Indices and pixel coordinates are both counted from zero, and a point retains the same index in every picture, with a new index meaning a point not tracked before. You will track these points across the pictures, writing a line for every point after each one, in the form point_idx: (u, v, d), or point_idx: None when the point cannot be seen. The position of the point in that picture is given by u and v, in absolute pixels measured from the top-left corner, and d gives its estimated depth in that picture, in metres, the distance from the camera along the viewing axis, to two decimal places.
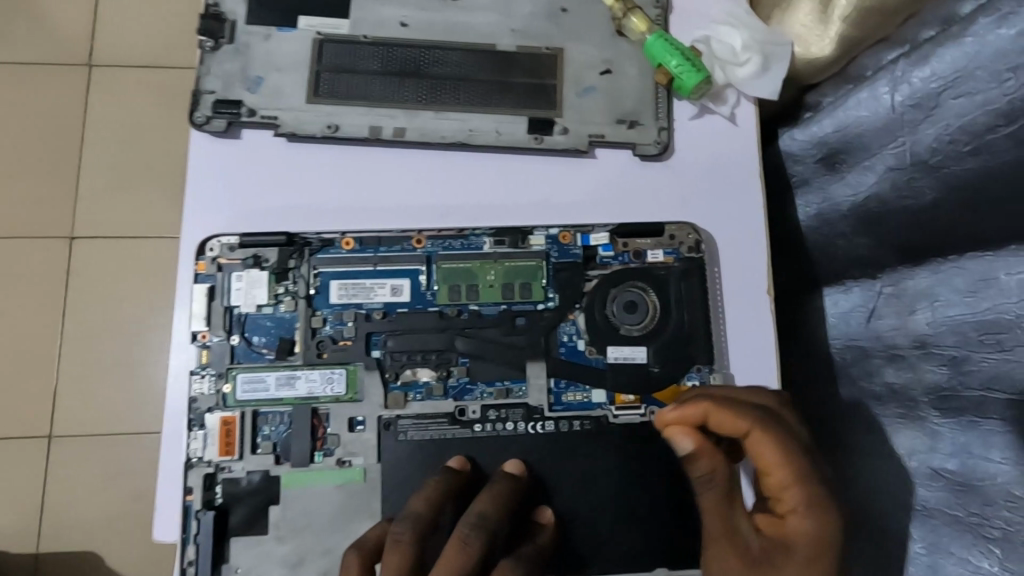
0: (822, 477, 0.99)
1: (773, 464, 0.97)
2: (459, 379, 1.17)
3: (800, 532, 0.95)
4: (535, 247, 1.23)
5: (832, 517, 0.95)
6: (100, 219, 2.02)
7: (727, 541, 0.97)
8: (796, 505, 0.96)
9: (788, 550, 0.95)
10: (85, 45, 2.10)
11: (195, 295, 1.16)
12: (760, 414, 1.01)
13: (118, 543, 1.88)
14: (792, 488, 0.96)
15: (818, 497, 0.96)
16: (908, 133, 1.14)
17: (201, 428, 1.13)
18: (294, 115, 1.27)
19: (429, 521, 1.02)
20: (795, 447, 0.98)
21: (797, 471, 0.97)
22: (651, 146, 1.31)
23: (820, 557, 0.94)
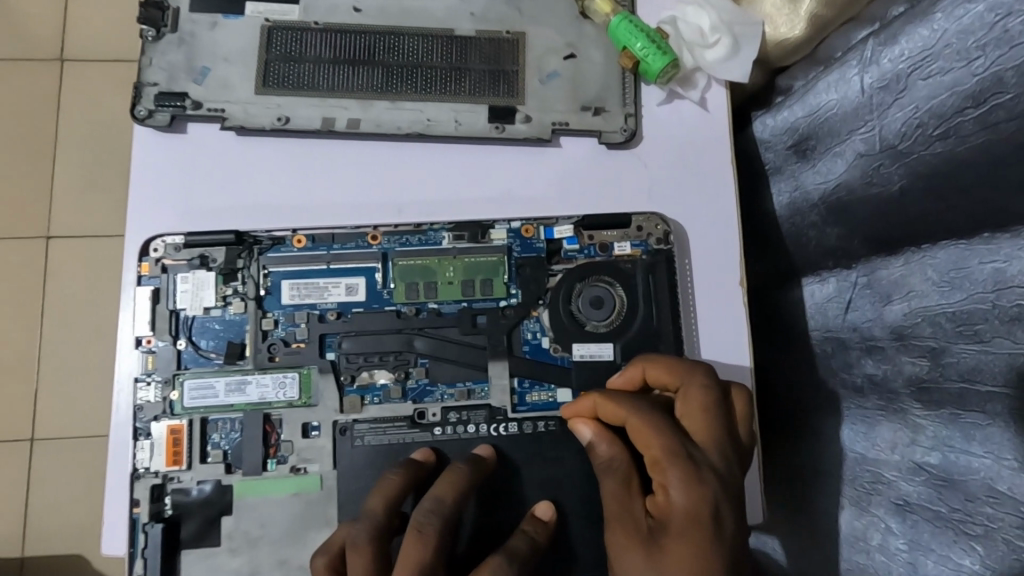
0: (697, 456, 0.96)
1: (645, 444, 0.98)
2: (418, 381, 1.13)
3: (672, 507, 0.93)
4: (496, 242, 1.18)
5: (706, 495, 0.92)
6: (62, 219, 1.96)
7: (618, 523, 0.98)
8: (666, 480, 0.94)
9: (665, 527, 0.93)
10: (42, 39, 2.02)
11: (138, 299, 1.11)
12: (638, 401, 1.03)
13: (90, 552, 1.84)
14: (663, 465, 0.94)
15: (689, 474, 0.93)
16: (876, 116, 1.08)
17: (148, 437, 1.08)
18: (242, 107, 1.21)
19: (385, 522, 0.99)
20: (666, 426, 0.98)
21: (664, 448, 0.96)
22: (617, 133, 1.26)
23: (693, 532, 0.90)
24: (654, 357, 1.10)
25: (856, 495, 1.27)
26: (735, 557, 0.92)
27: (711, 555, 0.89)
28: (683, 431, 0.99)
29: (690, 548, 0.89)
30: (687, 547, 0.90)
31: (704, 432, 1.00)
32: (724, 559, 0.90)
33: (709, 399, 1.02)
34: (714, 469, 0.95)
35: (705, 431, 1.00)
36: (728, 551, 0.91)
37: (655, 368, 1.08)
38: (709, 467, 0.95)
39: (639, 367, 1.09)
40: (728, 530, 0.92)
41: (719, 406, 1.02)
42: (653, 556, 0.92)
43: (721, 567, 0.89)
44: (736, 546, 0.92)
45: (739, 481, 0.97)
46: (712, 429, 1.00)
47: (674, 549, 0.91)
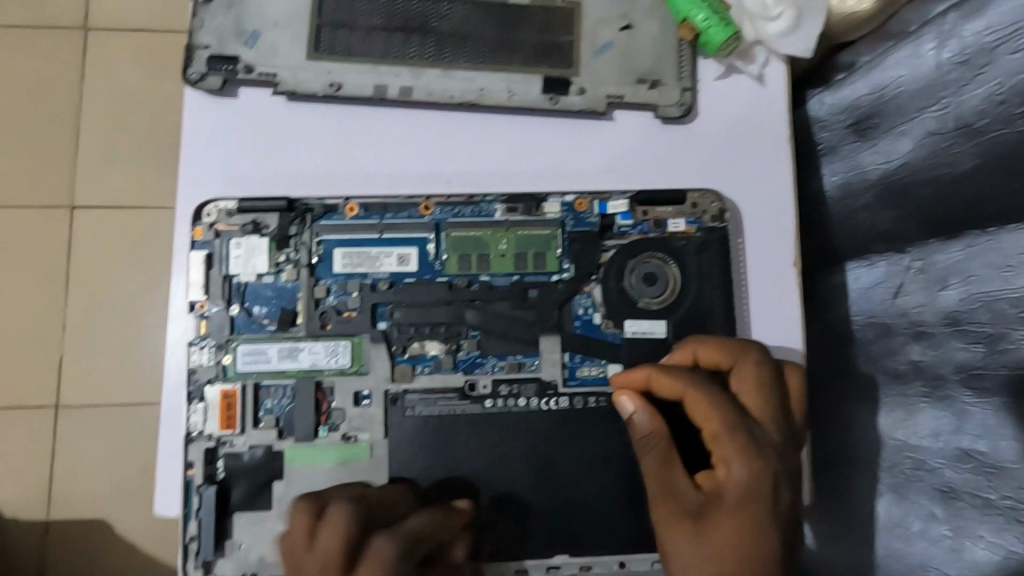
0: (756, 432, 0.96)
1: (705, 418, 0.98)
2: (469, 353, 1.12)
3: (730, 481, 0.93)
4: (549, 215, 1.16)
5: (765, 470, 0.93)
6: (97, 187, 1.95)
7: (664, 498, 0.97)
8: (726, 454, 0.94)
9: (720, 500, 0.93)
10: (81, 7, 2.01)
11: (192, 263, 1.10)
12: (698, 375, 1.02)
13: (124, 520, 1.87)
14: (724, 439, 0.95)
15: (751, 448, 0.93)
16: (952, 93, 1.06)
17: (202, 401, 1.08)
18: (293, 72, 1.19)
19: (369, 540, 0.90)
20: (727, 402, 0.98)
21: (726, 422, 0.96)
22: (673, 108, 1.23)
23: (749, 506, 0.91)
24: (706, 337, 1.09)
25: (896, 481, 1.27)
26: (788, 535, 0.93)
27: (766, 529, 0.91)
28: (743, 408, 0.99)
29: (747, 521, 0.91)
30: (743, 521, 0.91)
31: (760, 409, 1.00)
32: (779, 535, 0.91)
33: (768, 380, 1.02)
34: (773, 447, 0.96)
35: (763, 409, 1.00)
36: (782, 527, 0.92)
37: (707, 346, 1.07)
38: (768, 445, 0.96)
39: (696, 343, 1.08)
40: (784, 509, 0.93)
41: (776, 387, 1.03)
42: (705, 529, 0.92)
43: (774, 542, 0.91)
44: (789, 525, 0.93)
45: (794, 462, 0.98)
46: (769, 407, 1.01)
47: (729, 523, 0.91)
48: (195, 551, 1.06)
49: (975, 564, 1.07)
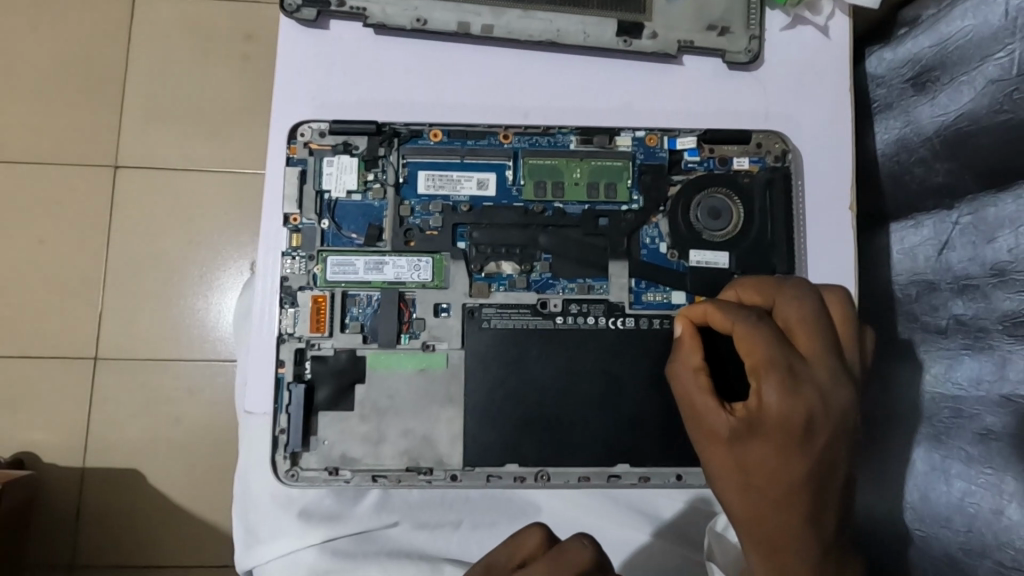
0: (801, 369, 0.94)
1: (748, 350, 0.97)
2: (541, 274, 1.19)
3: (763, 412, 0.93)
4: (620, 148, 1.22)
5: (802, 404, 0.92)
6: (165, 131, 2.04)
7: (696, 425, 1.01)
8: (761, 386, 0.94)
9: (751, 429, 0.95)
10: None
11: (287, 178, 1.18)
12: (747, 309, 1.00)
13: (167, 457, 1.97)
14: (761, 373, 0.94)
15: (790, 383, 0.92)
16: (1017, 39, 1.11)
17: (293, 306, 1.16)
18: (383, 6, 1.25)
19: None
20: (775, 337, 0.96)
21: (765, 356, 0.95)
22: (741, 54, 1.29)
23: (780, 438, 0.92)
24: (753, 280, 1.10)
25: (934, 431, 1.32)
26: (825, 469, 0.93)
27: (798, 461, 0.92)
28: (789, 343, 0.97)
29: (777, 450, 0.92)
30: (773, 449, 0.92)
31: (811, 348, 0.97)
32: (810, 466, 0.92)
33: (814, 317, 1.00)
34: (817, 383, 0.93)
35: (813, 348, 0.97)
36: (818, 459, 0.92)
37: (755, 286, 1.07)
38: (810, 381, 0.93)
39: (750, 282, 1.08)
40: (820, 444, 0.92)
41: (824, 324, 1.00)
42: (735, 453, 0.96)
43: (807, 469, 0.92)
44: (826, 458, 0.93)
45: (844, 399, 0.94)
46: (819, 346, 0.97)
47: (760, 451, 0.93)
48: (284, 443, 1.14)
49: (1013, 497, 1.12)
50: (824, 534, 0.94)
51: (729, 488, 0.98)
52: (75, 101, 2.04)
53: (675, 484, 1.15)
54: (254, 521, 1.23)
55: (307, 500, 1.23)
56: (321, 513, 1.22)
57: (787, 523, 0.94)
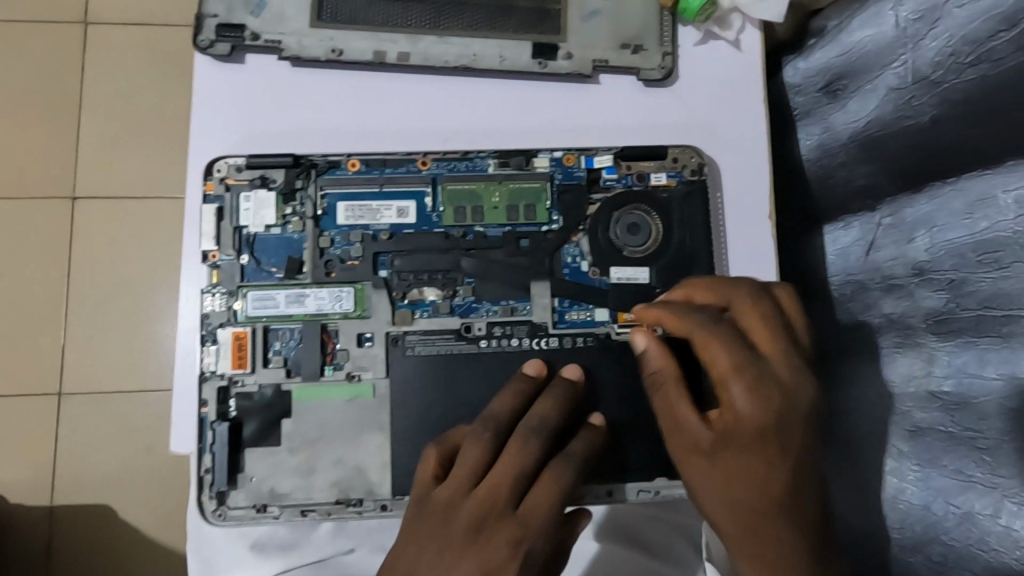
0: (764, 368, 0.97)
1: (711, 356, 0.99)
2: (464, 298, 1.20)
3: (738, 417, 0.96)
4: (539, 169, 1.24)
5: (771, 403, 0.95)
6: (104, 165, 2.02)
7: (676, 437, 1.03)
8: (730, 392, 0.96)
9: (730, 435, 0.96)
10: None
11: (203, 215, 1.18)
12: (701, 315, 1.03)
13: (119, 497, 1.93)
14: (728, 378, 0.97)
15: (756, 384, 0.95)
16: (909, 49, 1.14)
17: (214, 343, 1.16)
18: (297, 39, 1.26)
19: (489, 445, 1.03)
20: (734, 340, 0.99)
21: (729, 361, 0.97)
22: (655, 71, 1.31)
23: (757, 441, 0.94)
24: (698, 281, 1.12)
25: (870, 431, 1.33)
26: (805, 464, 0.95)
27: (776, 461, 0.94)
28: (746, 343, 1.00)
29: (756, 452, 0.94)
30: (752, 454, 0.95)
31: (770, 346, 1.00)
32: (789, 466, 0.94)
33: (766, 312, 1.02)
34: (780, 381, 0.96)
35: (773, 347, 1.00)
36: (796, 457, 0.95)
37: (700, 288, 1.09)
38: (775, 377, 0.96)
39: (693, 283, 1.10)
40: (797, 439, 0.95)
41: (779, 320, 1.03)
42: (716, 462, 0.97)
43: (787, 468, 0.94)
44: (802, 454, 0.95)
45: (807, 390, 0.97)
46: (780, 344, 1.00)
47: (740, 456, 0.95)
48: (210, 482, 1.13)
49: (941, 491, 1.15)
50: (816, 536, 0.96)
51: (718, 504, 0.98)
52: (11, 139, 2.01)
53: (607, 500, 1.16)
54: (208, 554, 1.21)
55: (260, 533, 1.22)
56: (275, 542, 1.22)
57: (780, 528, 0.94)
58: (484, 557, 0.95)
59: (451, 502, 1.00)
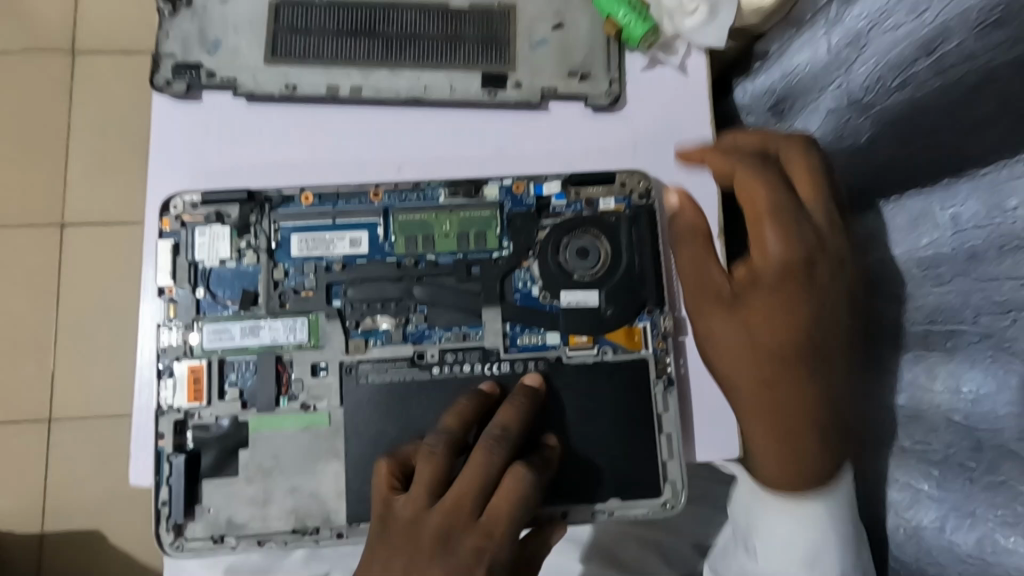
0: (801, 214, 1.04)
1: (752, 197, 1.06)
2: (417, 325, 1.22)
3: (766, 264, 1.03)
4: (489, 198, 1.27)
5: (800, 244, 1.02)
6: (80, 196, 2.04)
7: (697, 289, 1.12)
8: (762, 231, 1.04)
9: (756, 282, 1.04)
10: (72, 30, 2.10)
11: (160, 251, 1.21)
12: (749, 158, 1.10)
13: (95, 524, 1.94)
14: (763, 220, 1.04)
15: (790, 228, 1.02)
16: (842, 73, 1.13)
17: (171, 377, 1.18)
18: (252, 76, 1.29)
19: (446, 458, 1.01)
20: (775, 181, 1.06)
21: (768, 202, 1.04)
22: (602, 97, 1.33)
23: (785, 283, 1.02)
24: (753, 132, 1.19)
25: None
26: (824, 320, 1.02)
27: (799, 307, 1.01)
28: (789, 187, 1.07)
29: (783, 299, 1.01)
30: (777, 299, 1.02)
31: (808, 191, 1.07)
32: (813, 309, 1.01)
33: (815, 164, 1.09)
34: (813, 224, 1.04)
35: (812, 193, 1.07)
36: (819, 305, 1.02)
37: (752, 133, 1.16)
38: (811, 223, 1.04)
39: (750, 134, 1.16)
40: (822, 295, 1.02)
41: (822, 172, 1.08)
42: (737, 312, 1.06)
43: (809, 311, 1.01)
44: (827, 303, 1.02)
45: (838, 239, 1.05)
46: (816, 191, 1.07)
47: (762, 302, 1.03)
48: (167, 514, 1.14)
49: (891, 506, 1.10)
50: (830, 395, 1.02)
51: (732, 335, 1.06)
52: None
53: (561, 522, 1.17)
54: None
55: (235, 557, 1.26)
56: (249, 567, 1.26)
57: (794, 380, 1.02)
58: (452, 566, 0.93)
59: (415, 515, 0.96)
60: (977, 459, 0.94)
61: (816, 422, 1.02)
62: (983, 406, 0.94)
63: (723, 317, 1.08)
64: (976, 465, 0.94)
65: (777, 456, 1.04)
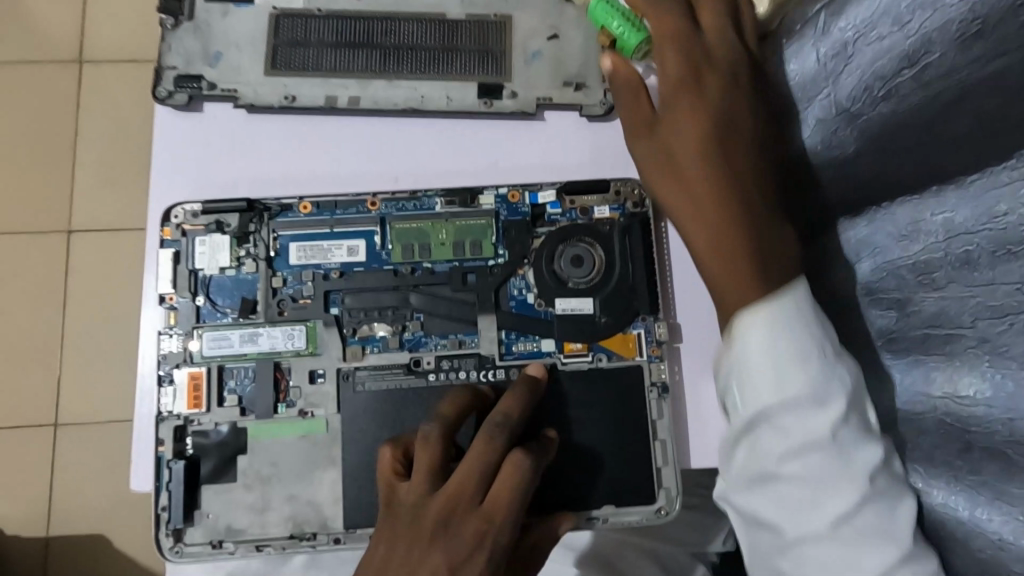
0: (700, 41, 1.08)
1: (659, 23, 1.11)
2: (414, 333, 1.24)
3: (667, 81, 1.08)
4: (484, 207, 1.29)
5: (692, 55, 1.08)
6: (84, 204, 2.07)
7: (631, 119, 1.15)
8: (664, 54, 1.09)
9: (665, 103, 1.08)
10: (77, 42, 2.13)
11: (161, 260, 1.23)
12: None
13: (97, 527, 1.96)
14: (665, 46, 1.09)
15: (685, 52, 1.08)
16: (829, 85, 1.07)
17: (171, 384, 1.20)
18: (252, 88, 1.32)
19: (444, 450, 1.02)
20: (675, 10, 1.10)
21: (668, 15, 1.10)
22: (597, 106, 1.35)
23: (685, 95, 1.06)
24: None
25: None
26: (730, 123, 1.04)
27: (705, 106, 1.05)
28: (691, 20, 1.11)
29: (687, 109, 1.06)
30: (689, 113, 1.06)
31: (711, 16, 1.10)
32: (716, 115, 1.04)
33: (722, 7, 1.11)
34: (710, 50, 1.08)
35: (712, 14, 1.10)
36: (728, 106, 1.05)
37: None
38: (708, 52, 1.08)
39: None
40: (717, 101, 1.05)
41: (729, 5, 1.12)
42: (659, 138, 1.10)
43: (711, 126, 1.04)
44: (735, 125, 1.04)
45: (738, 57, 1.09)
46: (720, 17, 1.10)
47: (676, 123, 1.07)
48: (167, 520, 1.16)
49: None
50: (748, 200, 1.01)
51: (654, 158, 1.10)
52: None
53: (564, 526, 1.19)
54: None
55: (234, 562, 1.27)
56: None
57: (711, 174, 1.02)
58: (452, 551, 0.93)
59: (415, 501, 0.97)
60: (967, 460, 0.94)
61: (747, 208, 1.00)
62: (970, 411, 0.93)
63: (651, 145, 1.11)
64: (965, 465, 0.95)
65: (719, 288, 1.00)
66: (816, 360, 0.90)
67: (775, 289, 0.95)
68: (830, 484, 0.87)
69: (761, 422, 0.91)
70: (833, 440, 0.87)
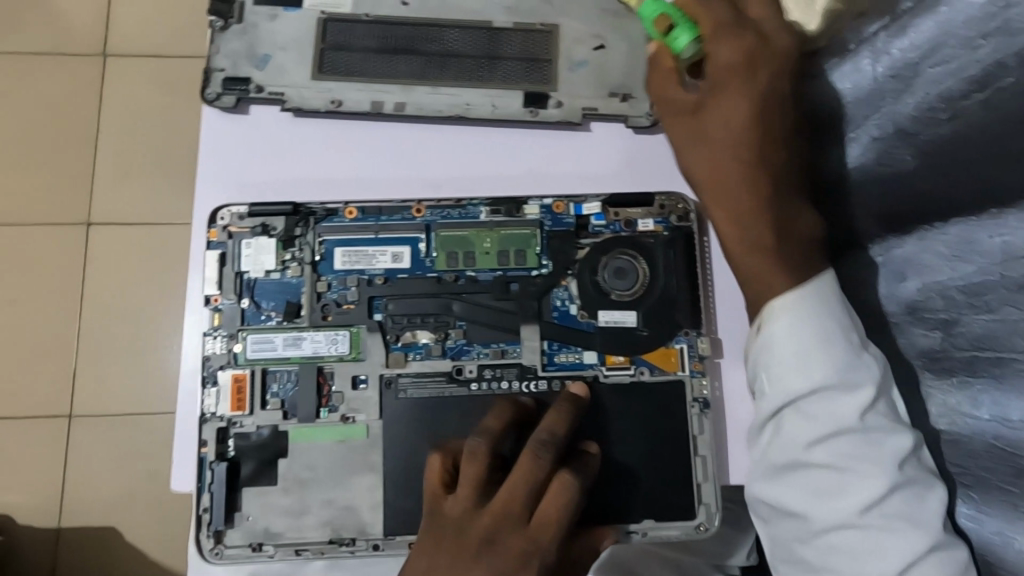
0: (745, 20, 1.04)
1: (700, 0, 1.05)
2: (456, 341, 1.24)
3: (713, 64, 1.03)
4: (528, 217, 1.29)
5: (743, 36, 1.02)
6: (114, 199, 2.08)
7: (666, 101, 1.10)
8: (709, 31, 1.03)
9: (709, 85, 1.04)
10: (115, 39, 2.15)
11: (207, 261, 1.24)
12: None
13: (117, 519, 1.96)
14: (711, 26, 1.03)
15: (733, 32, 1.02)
16: (889, 103, 1.06)
17: (214, 385, 1.21)
18: (298, 91, 1.31)
19: (490, 464, 1.02)
20: None
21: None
22: (643, 118, 1.33)
23: (729, 79, 1.03)
24: None
25: None
26: (771, 107, 1.03)
27: (748, 91, 1.02)
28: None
29: (731, 92, 1.03)
30: (732, 96, 1.03)
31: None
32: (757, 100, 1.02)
33: None
34: (756, 32, 1.04)
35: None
36: (769, 91, 1.03)
37: None
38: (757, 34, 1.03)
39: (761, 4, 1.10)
40: (760, 87, 1.02)
41: None
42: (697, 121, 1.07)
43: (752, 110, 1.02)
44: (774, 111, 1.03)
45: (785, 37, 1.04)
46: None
47: (717, 107, 1.04)
48: (208, 521, 1.16)
49: None
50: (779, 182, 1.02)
51: (692, 141, 1.07)
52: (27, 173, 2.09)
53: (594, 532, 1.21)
54: None
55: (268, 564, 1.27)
56: None
57: (749, 160, 1.02)
58: (498, 565, 0.94)
59: (462, 514, 0.98)
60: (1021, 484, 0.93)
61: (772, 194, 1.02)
62: None
63: (681, 128, 1.09)
64: (1019, 489, 0.93)
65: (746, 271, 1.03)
66: (842, 350, 0.95)
67: (799, 276, 1.00)
68: (860, 468, 0.91)
69: (791, 409, 0.96)
70: (859, 426, 0.92)
